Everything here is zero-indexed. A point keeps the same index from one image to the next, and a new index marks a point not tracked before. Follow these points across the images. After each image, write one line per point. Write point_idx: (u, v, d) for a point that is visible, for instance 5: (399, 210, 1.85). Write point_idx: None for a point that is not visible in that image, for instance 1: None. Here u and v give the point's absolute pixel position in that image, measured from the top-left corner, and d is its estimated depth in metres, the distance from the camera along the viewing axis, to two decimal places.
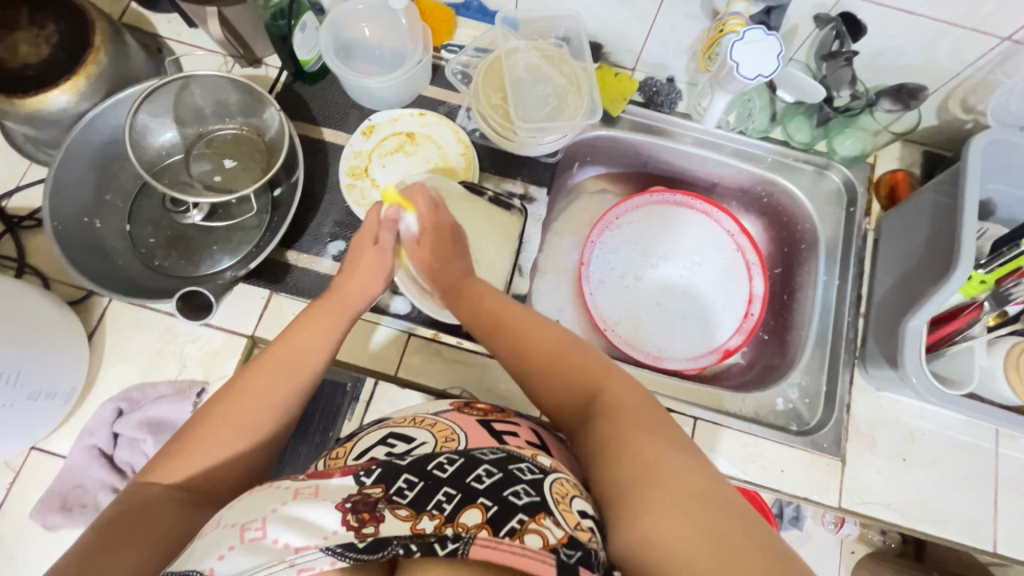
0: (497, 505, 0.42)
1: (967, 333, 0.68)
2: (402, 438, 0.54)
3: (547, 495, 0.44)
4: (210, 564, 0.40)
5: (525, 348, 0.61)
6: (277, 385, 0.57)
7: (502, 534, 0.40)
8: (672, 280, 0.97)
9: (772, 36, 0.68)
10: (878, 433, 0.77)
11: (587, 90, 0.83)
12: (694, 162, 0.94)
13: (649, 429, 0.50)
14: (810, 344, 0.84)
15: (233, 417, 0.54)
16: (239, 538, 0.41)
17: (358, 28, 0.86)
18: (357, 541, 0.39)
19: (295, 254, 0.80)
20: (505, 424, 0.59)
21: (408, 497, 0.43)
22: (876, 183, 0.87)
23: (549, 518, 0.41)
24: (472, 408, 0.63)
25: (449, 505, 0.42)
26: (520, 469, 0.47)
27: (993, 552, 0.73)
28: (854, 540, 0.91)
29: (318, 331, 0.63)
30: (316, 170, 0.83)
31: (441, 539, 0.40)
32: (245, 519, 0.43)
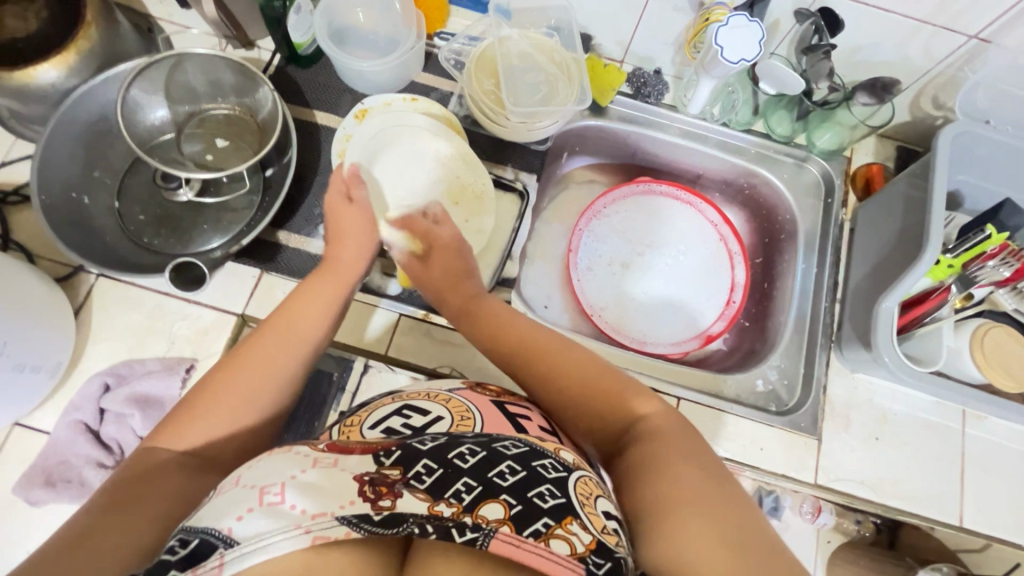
0: (521, 504, 0.44)
1: (935, 315, 0.71)
2: (418, 411, 0.58)
3: (572, 497, 0.47)
4: (229, 524, 0.41)
5: (524, 350, 0.64)
6: (278, 354, 0.58)
7: (526, 533, 0.42)
8: (658, 268, 0.99)
9: (755, 23, 0.70)
10: (853, 413, 0.80)
11: (577, 79, 0.85)
12: (680, 153, 0.96)
13: (685, 455, 0.50)
14: (789, 328, 0.87)
15: (236, 387, 0.54)
16: (257, 501, 0.42)
17: (352, 13, 0.87)
18: (373, 514, 0.41)
19: (286, 234, 0.80)
20: (518, 406, 0.62)
21: (425, 483, 0.45)
22: (852, 176, 0.91)
23: (576, 523, 0.44)
24: (484, 388, 0.65)
25: (468, 496, 0.44)
26: (544, 466, 0.49)
27: (959, 526, 0.76)
28: (830, 529, 0.80)
29: (319, 303, 0.64)
30: (308, 152, 0.84)
31: (460, 525, 0.42)
32: (264, 482, 0.44)
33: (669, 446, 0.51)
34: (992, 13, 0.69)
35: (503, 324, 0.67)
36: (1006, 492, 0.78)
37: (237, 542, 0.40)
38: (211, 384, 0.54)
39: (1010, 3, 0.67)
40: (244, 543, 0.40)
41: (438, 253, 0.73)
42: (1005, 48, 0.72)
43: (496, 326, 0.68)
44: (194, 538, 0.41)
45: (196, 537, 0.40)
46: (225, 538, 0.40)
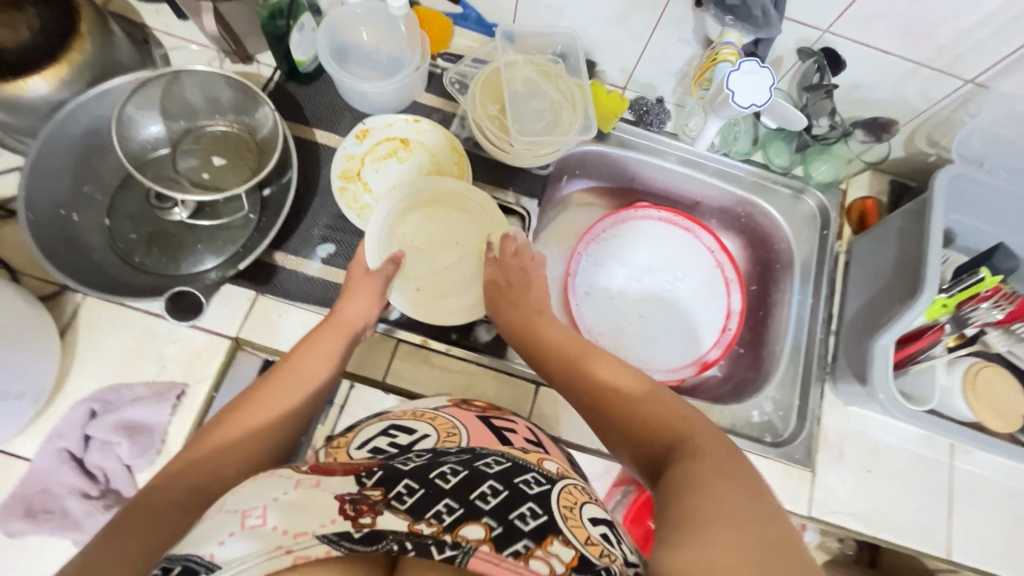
0: (502, 526, 0.43)
1: (928, 354, 0.72)
2: (404, 430, 0.58)
3: (555, 513, 0.45)
4: (210, 549, 0.39)
5: (567, 361, 0.69)
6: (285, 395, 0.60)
7: (505, 553, 0.40)
8: (654, 291, 0.99)
9: (766, 69, 0.71)
10: (846, 445, 0.81)
11: (581, 106, 0.85)
12: (679, 180, 0.97)
13: (729, 478, 0.46)
14: (785, 359, 0.88)
15: (244, 421, 0.56)
16: (239, 525, 0.40)
17: (355, 31, 0.85)
18: (353, 531, 0.40)
19: (283, 256, 0.78)
20: (503, 421, 0.62)
21: (405, 503, 0.43)
22: (848, 209, 0.92)
23: (557, 539, 0.42)
24: (470, 404, 0.65)
25: (449, 517, 0.43)
26: (526, 482, 0.48)
27: (947, 559, 0.78)
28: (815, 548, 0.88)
29: (324, 347, 0.66)
30: (307, 171, 0.82)
31: (440, 542, 0.41)
32: (246, 507, 0.42)
33: (704, 458, 0.49)
34: (988, 60, 0.71)
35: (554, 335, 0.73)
36: (993, 526, 0.79)
37: (218, 565, 0.38)
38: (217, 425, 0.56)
39: (1008, 50, 0.69)
40: (224, 567, 0.38)
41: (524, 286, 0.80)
42: (1000, 94, 0.74)
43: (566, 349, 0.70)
44: (176, 566, 0.39)
45: (178, 565, 0.38)
46: (205, 563, 0.38)
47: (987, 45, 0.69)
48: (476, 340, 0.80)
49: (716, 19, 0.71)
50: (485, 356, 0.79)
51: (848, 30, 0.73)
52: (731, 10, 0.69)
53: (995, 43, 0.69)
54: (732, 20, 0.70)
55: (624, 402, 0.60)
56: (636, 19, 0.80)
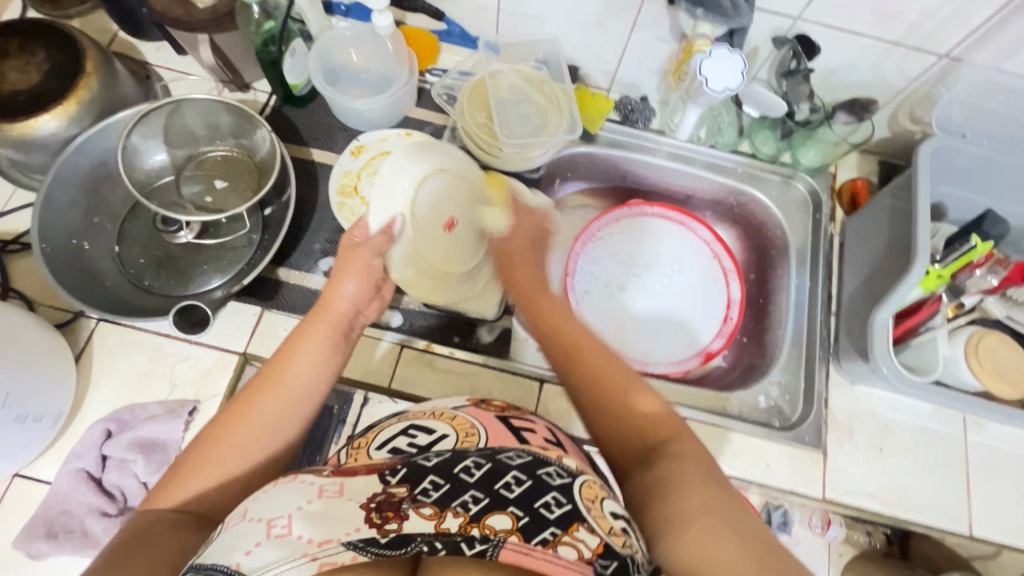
0: (529, 515, 0.43)
1: (929, 325, 0.72)
2: (424, 429, 0.58)
3: (579, 501, 0.45)
4: (237, 558, 0.41)
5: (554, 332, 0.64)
6: (278, 408, 0.58)
7: (534, 541, 0.41)
8: (653, 288, 1.00)
9: (736, 54, 0.73)
10: (856, 425, 0.81)
11: (567, 108, 0.87)
12: (670, 174, 0.99)
13: (703, 473, 0.49)
14: (787, 343, 0.88)
15: (235, 438, 0.56)
16: (265, 534, 0.42)
17: (346, 54, 0.89)
18: (379, 537, 0.41)
19: (286, 271, 0.81)
20: (521, 420, 0.62)
21: (432, 496, 0.44)
22: (838, 191, 0.94)
23: (583, 528, 0.42)
24: (488, 404, 0.66)
25: (475, 506, 0.44)
26: (549, 473, 0.47)
27: (969, 534, 0.76)
28: (841, 542, 0.84)
29: (317, 339, 0.63)
30: (305, 189, 0.86)
31: (468, 538, 0.42)
32: (269, 514, 0.43)
33: (695, 466, 0.50)
34: (960, 34, 0.72)
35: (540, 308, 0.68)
36: (1015, 499, 0.78)
37: (245, 574, 0.39)
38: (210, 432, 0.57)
39: (978, 22, 0.70)
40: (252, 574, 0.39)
41: (517, 255, 0.74)
42: (975, 65, 0.75)
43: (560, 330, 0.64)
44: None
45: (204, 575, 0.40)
46: (232, 572, 0.40)
47: (958, 20, 0.71)
48: (478, 341, 0.82)
49: (688, 13, 0.74)
50: (489, 357, 0.81)
51: (819, 16, 0.75)
52: (700, 4, 0.72)
53: (965, 17, 0.70)
54: (701, 13, 0.73)
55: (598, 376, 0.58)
56: (614, 22, 0.83)
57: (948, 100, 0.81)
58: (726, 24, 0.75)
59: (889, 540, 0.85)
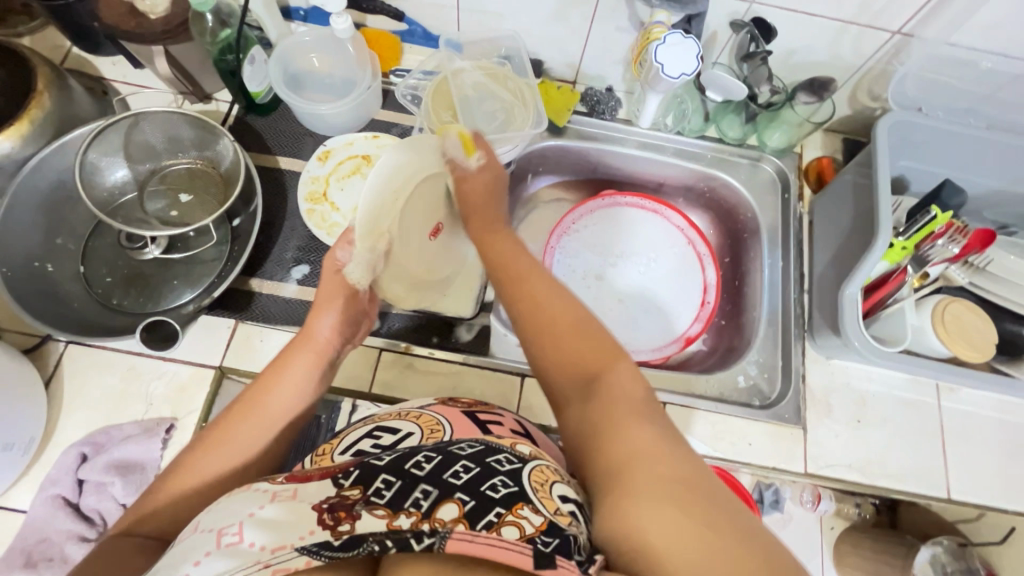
0: (475, 499, 0.43)
1: (896, 296, 0.74)
2: (388, 430, 0.58)
3: (525, 485, 0.46)
4: (187, 569, 0.40)
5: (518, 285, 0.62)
6: (256, 439, 0.57)
7: (479, 526, 0.41)
8: (631, 277, 1.00)
9: (690, 39, 0.74)
10: (833, 399, 0.82)
11: (532, 103, 0.86)
12: (640, 163, 1.00)
13: (642, 418, 0.48)
14: (763, 323, 0.89)
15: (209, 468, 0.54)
16: (215, 544, 0.41)
17: (307, 59, 0.88)
18: (332, 540, 0.40)
19: (259, 281, 0.80)
20: (489, 414, 0.62)
21: (385, 497, 0.44)
22: (805, 171, 0.95)
23: (527, 507, 0.43)
24: (455, 402, 0.66)
25: (426, 502, 0.43)
26: (498, 461, 0.49)
27: (948, 498, 0.78)
28: (832, 516, 0.88)
29: (301, 370, 0.63)
30: (274, 198, 0.85)
31: (417, 534, 0.40)
32: (221, 525, 0.43)
33: (637, 420, 0.48)
34: (909, 11, 0.74)
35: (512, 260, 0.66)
36: (991, 461, 0.80)
37: None
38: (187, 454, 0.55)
39: None
40: None
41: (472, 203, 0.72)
42: (926, 40, 0.77)
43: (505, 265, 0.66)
44: None
45: None
46: None
47: None
48: (458, 341, 0.82)
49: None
50: (469, 355, 0.81)
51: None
52: None
53: None
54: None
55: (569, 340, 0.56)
56: (574, 14, 0.84)
57: (903, 75, 0.82)
58: (682, 11, 0.78)
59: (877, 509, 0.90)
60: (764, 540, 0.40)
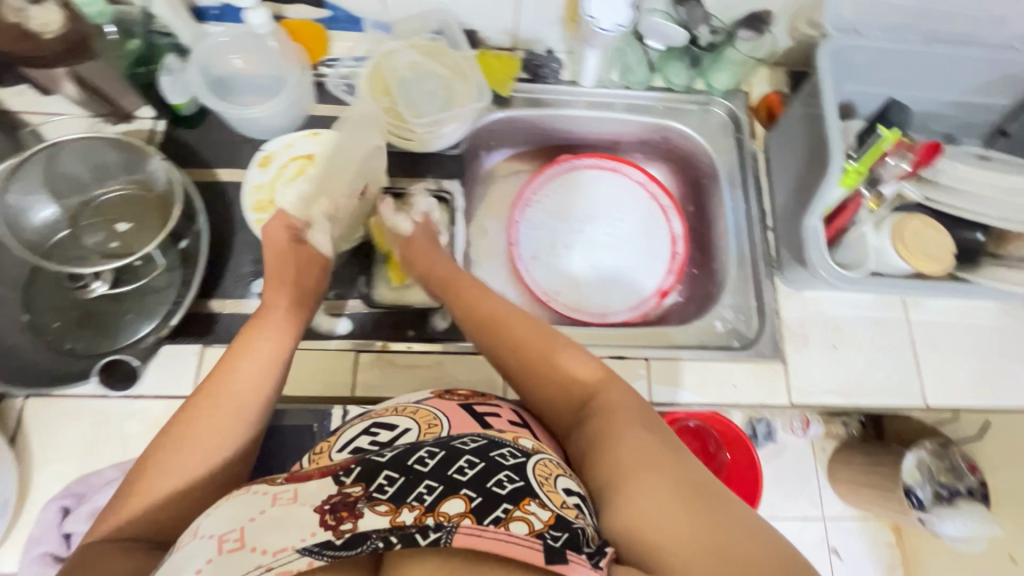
0: (482, 496, 0.42)
1: (856, 221, 0.75)
2: (386, 426, 0.54)
3: (531, 479, 0.45)
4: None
5: (491, 324, 0.63)
6: (229, 420, 0.54)
7: (488, 521, 0.40)
8: (599, 239, 1.00)
9: None
10: (808, 330, 0.84)
11: (472, 76, 0.84)
12: (592, 124, 0.98)
13: (641, 425, 0.51)
14: (733, 267, 0.90)
15: (185, 456, 0.52)
16: (216, 551, 0.41)
17: (228, 61, 0.82)
18: (335, 540, 0.39)
19: (219, 302, 0.78)
20: (486, 406, 0.59)
21: (388, 492, 0.42)
22: (755, 109, 0.95)
23: (534, 502, 0.43)
24: (453, 393, 0.61)
25: (431, 497, 0.42)
26: (503, 454, 0.47)
27: (925, 406, 0.82)
28: (822, 437, 0.81)
29: (272, 336, 0.61)
30: (219, 213, 0.81)
31: (423, 529, 0.40)
32: (219, 531, 0.42)
33: (623, 414, 0.52)
34: None
35: (477, 297, 0.66)
36: (960, 363, 0.83)
37: None
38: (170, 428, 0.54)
39: None
40: None
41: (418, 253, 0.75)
42: None
43: (474, 309, 0.65)
44: None
45: None
46: None
47: None
48: (433, 330, 0.81)
49: None
50: (449, 343, 0.80)
51: None
52: None
53: None
54: None
55: (549, 370, 0.58)
56: None
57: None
58: None
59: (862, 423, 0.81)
60: (761, 530, 0.42)
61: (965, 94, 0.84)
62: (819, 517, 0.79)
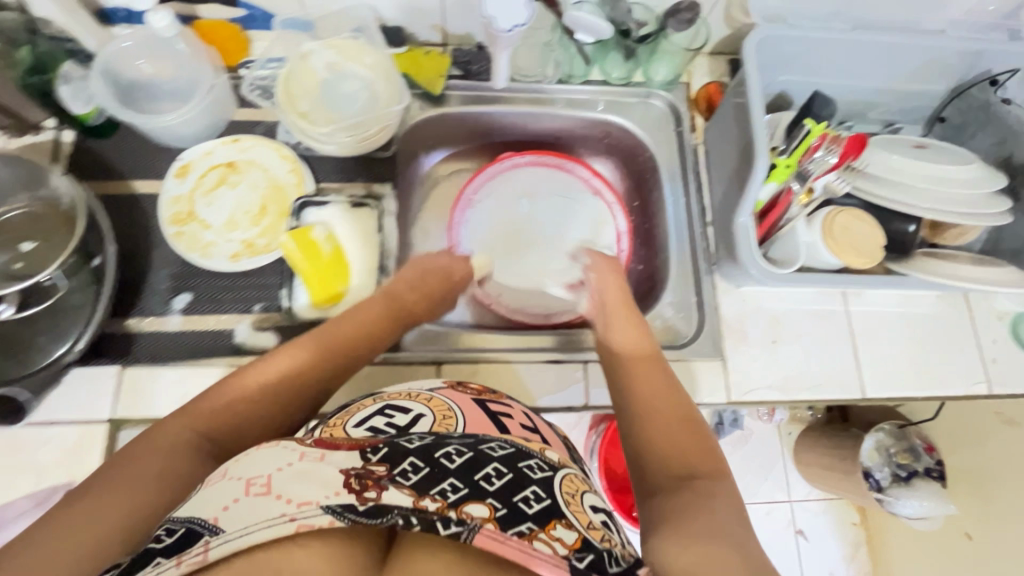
0: (507, 508, 0.42)
1: (789, 217, 0.74)
2: (399, 409, 0.57)
3: (557, 497, 0.46)
4: (214, 514, 0.40)
5: (629, 356, 0.68)
6: (292, 373, 0.60)
7: (510, 531, 0.40)
8: (544, 238, 0.98)
9: None
10: (747, 325, 0.83)
11: (395, 76, 0.79)
12: (532, 120, 0.95)
13: (717, 495, 0.51)
14: (674, 263, 0.88)
15: (251, 389, 0.58)
16: (243, 492, 0.41)
17: (135, 66, 0.78)
18: (358, 505, 0.39)
19: (138, 320, 0.75)
20: (499, 406, 0.62)
21: (411, 478, 0.42)
22: (695, 100, 0.93)
23: (560, 524, 0.43)
24: (465, 387, 0.65)
25: (453, 494, 0.42)
26: (529, 466, 0.48)
27: (862, 397, 0.82)
28: (788, 423, 1.12)
29: (354, 325, 0.68)
30: (134, 227, 0.78)
31: (444, 518, 0.40)
32: (247, 475, 0.43)
33: (717, 481, 0.52)
34: None
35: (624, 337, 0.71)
36: (897, 353, 0.83)
37: (223, 530, 0.38)
38: (222, 386, 0.57)
39: None
40: (229, 532, 0.38)
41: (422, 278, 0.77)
42: None
43: (634, 346, 0.69)
44: (180, 527, 0.40)
45: (183, 525, 0.40)
46: (210, 525, 0.39)
47: None
48: None
49: None
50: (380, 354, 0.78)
51: None
52: None
53: None
54: None
55: (666, 401, 0.61)
56: None
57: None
58: None
59: (830, 411, 1.10)
60: None
61: (900, 81, 0.82)
62: (785, 499, 1.11)
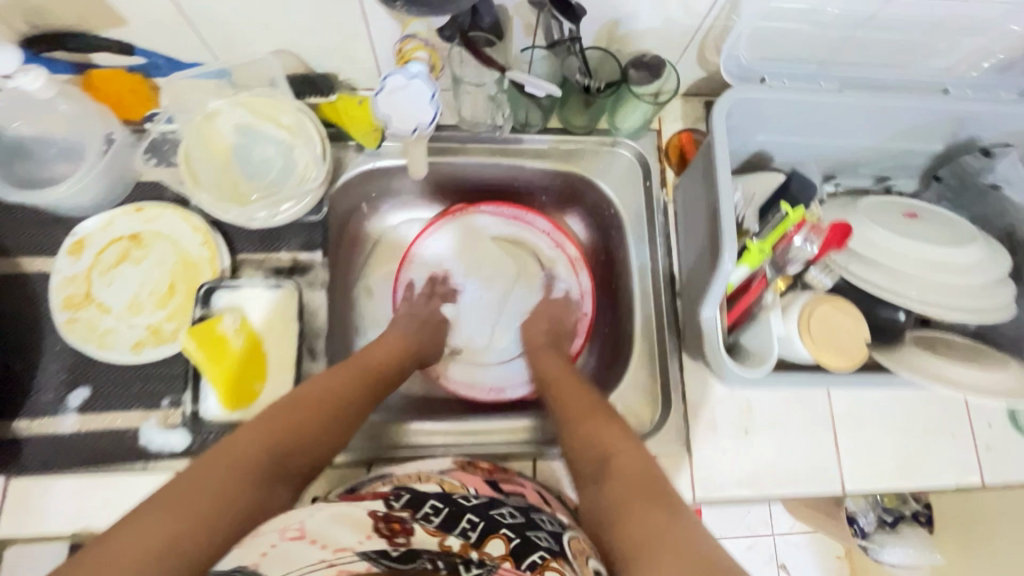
0: (518, 538, 0.51)
1: (764, 304, 0.65)
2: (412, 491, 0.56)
3: (566, 546, 0.52)
4: (253, 559, 0.43)
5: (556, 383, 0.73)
6: (341, 398, 0.63)
7: (524, 565, 0.48)
8: (500, 297, 0.89)
9: (416, 80, 0.62)
10: (716, 413, 0.75)
11: (317, 138, 0.70)
12: (488, 169, 0.85)
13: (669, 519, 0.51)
14: (639, 336, 0.80)
15: (302, 410, 0.59)
16: (279, 537, 0.45)
17: (17, 127, 0.69)
18: (390, 550, 0.45)
19: (26, 421, 0.66)
20: (512, 486, 0.63)
21: (434, 521, 0.52)
22: (666, 149, 0.83)
23: (568, 563, 0.50)
24: (475, 466, 0.65)
25: (473, 533, 0.51)
26: (540, 518, 0.56)
27: (844, 493, 0.73)
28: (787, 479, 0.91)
29: (388, 358, 0.72)
30: (22, 313, 0.69)
31: (467, 560, 0.47)
32: (278, 525, 0.47)
33: (662, 507, 0.53)
34: None
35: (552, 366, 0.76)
36: (881, 441, 0.75)
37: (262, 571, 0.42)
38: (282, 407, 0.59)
39: None
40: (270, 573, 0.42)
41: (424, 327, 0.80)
42: None
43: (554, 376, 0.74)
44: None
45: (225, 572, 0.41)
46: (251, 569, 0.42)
47: None
48: None
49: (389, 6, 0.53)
50: None
51: None
52: None
53: None
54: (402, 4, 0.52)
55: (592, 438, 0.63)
56: (340, 14, 0.65)
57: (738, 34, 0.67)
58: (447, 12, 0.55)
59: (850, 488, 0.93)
60: None
61: (890, 140, 0.74)
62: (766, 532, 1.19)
